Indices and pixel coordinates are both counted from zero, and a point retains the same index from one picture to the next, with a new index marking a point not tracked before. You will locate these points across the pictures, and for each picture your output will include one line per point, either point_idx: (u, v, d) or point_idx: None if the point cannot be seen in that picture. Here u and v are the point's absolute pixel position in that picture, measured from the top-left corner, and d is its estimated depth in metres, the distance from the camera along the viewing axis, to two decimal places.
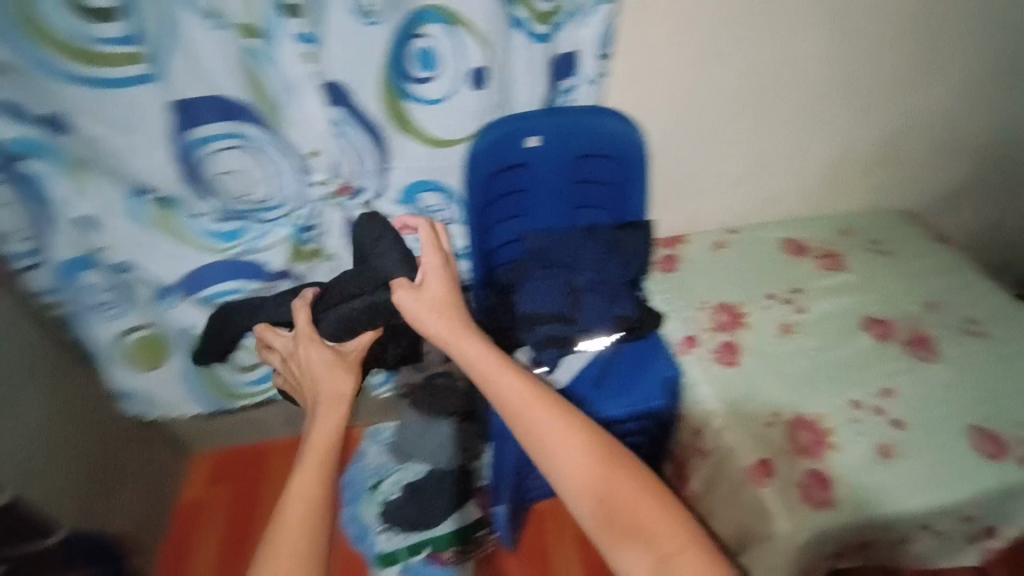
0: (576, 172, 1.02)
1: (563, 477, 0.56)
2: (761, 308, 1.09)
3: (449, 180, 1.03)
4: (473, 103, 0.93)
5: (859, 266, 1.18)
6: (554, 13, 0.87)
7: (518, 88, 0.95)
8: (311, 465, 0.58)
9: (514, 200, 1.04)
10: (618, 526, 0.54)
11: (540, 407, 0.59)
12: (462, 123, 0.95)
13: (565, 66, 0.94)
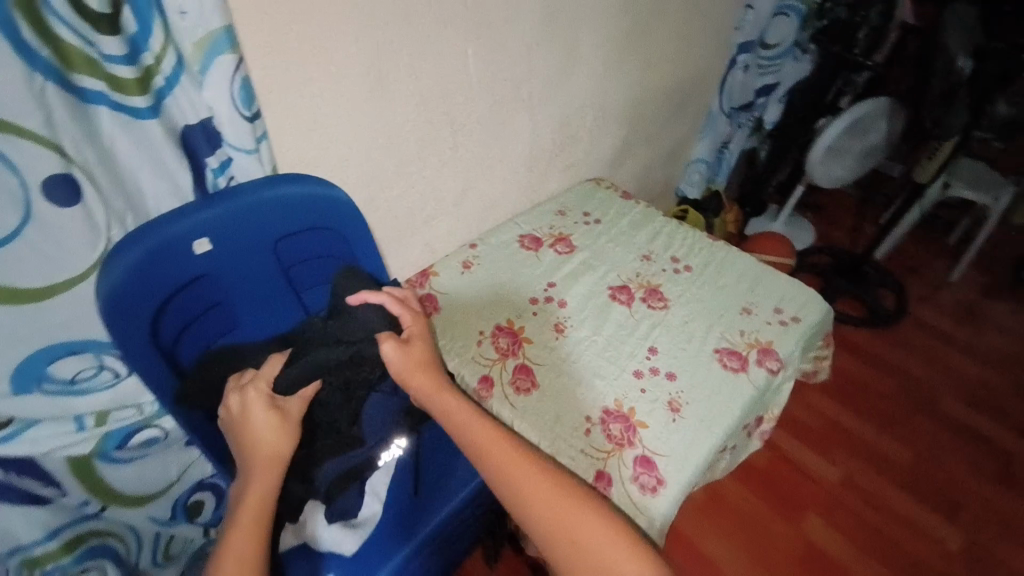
0: (283, 256, 0.81)
1: (524, 497, 0.59)
2: (529, 317, 1.08)
3: (81, 333, 0.70)
4: (85, 229, 0.64)
5: (584, 242, 1.27)
6: (154, 84, 0.63)
7: (136, 180, 0.67)
8: (256, 491, 0.59)
9: (213, 315, 0.77)
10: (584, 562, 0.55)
11: (495, 437, 0.63)
12: (72, 260, 0.64)
13: (204, 138, 0.70)
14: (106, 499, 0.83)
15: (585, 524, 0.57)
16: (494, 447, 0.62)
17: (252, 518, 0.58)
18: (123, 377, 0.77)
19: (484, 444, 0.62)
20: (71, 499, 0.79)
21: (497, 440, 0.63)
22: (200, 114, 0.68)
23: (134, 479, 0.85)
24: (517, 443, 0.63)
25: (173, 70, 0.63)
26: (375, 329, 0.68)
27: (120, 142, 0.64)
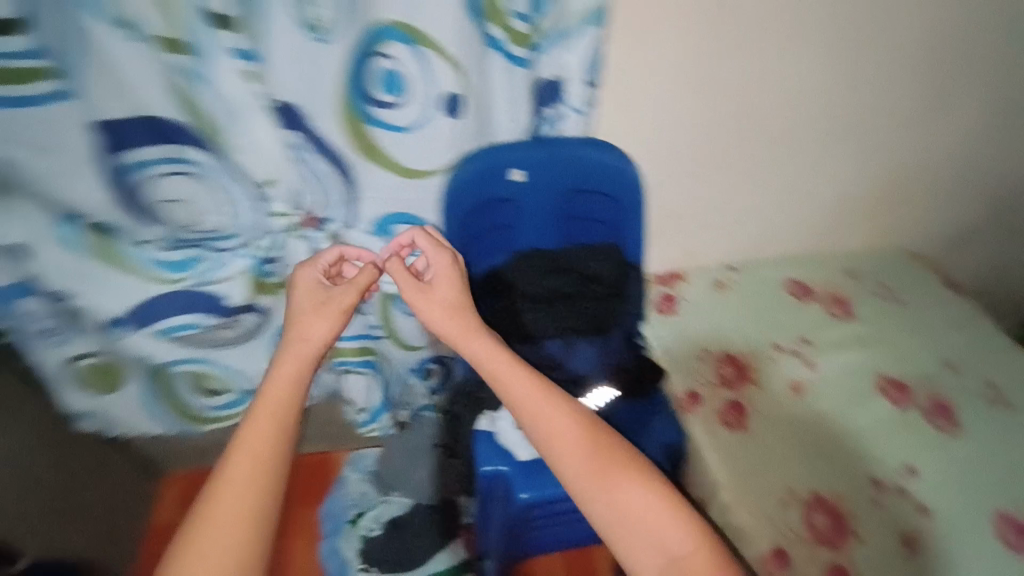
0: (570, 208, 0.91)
1: (588, 483, 0.56)
2: (766, 359, 0.98)
3: (417, 210, 0.91)
4: (449, 137, 0.84)
5: (865, 312, 1.07)
6: (533, 43, 0.78)
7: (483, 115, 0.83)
8: (263, 436, 0.53)
9: (495, 237, 0.92)
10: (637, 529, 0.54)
11: (525, 381, 0.62)
12: (428, 158, 0.85)
13: (547, 94, 0.84)
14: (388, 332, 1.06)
15: (633, 495, 0.55)
16: (525, 394, 0.61)
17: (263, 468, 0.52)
18: None
19: (517, 398, 0.61)
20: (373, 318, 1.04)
21: (533, 392, 0.61)
22: (550, 75, 0.83)
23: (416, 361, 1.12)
24: (548, 394, 0.62)
25: (550, 35, 0.78)
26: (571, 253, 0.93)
27: (496, 73, 0.80)
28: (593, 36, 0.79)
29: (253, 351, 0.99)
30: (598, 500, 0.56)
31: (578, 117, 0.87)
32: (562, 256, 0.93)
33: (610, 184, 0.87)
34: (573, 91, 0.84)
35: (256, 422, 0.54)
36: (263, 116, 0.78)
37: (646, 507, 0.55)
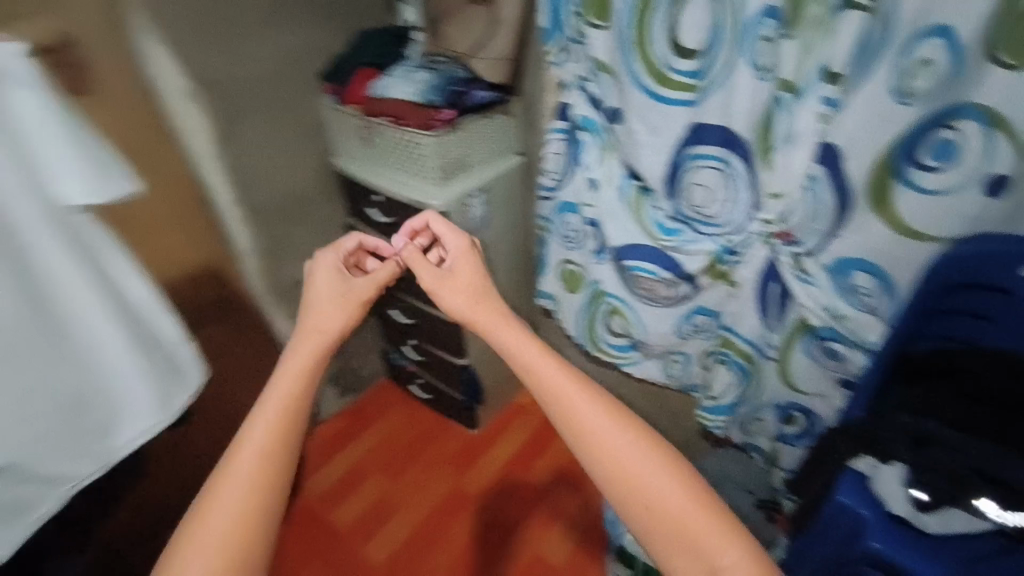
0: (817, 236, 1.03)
1: (572, 425, 0.61)
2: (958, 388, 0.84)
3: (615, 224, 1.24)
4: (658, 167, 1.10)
5: None
6: (704, 83, 0.97)
7: (670, 151, 1.07)
8: (261, 437, 0.57)
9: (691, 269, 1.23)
10: (664, 516, 0.55)
11: (303, 359, 0.64)
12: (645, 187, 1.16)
13: (824, 158, 0.88)
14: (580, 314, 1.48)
15: (589, 408, 0.60)
16: (275, 437, 0.58)
17: (256, 499, 0.54)
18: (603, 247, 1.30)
19: (239, 468, 0.55)
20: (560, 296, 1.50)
21: (279, 428, 0.58)
22: (724, 120, 0.98)
23: (640, 366, 1.46)
24: (282, 432, 0.58)
25: (722, 79, 0.95)
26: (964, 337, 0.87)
27: (718, 72, 0.95)
28: (863, 16, 0.77)
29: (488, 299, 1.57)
30: (587, 455, 0.59)
31: (822, 104, 0.85)
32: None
33: (910, 261, 0.89)
34: (806, 75, 0.85)
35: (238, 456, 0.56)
36: (529, 130, 1.31)
37: (636, 465, 0.57)
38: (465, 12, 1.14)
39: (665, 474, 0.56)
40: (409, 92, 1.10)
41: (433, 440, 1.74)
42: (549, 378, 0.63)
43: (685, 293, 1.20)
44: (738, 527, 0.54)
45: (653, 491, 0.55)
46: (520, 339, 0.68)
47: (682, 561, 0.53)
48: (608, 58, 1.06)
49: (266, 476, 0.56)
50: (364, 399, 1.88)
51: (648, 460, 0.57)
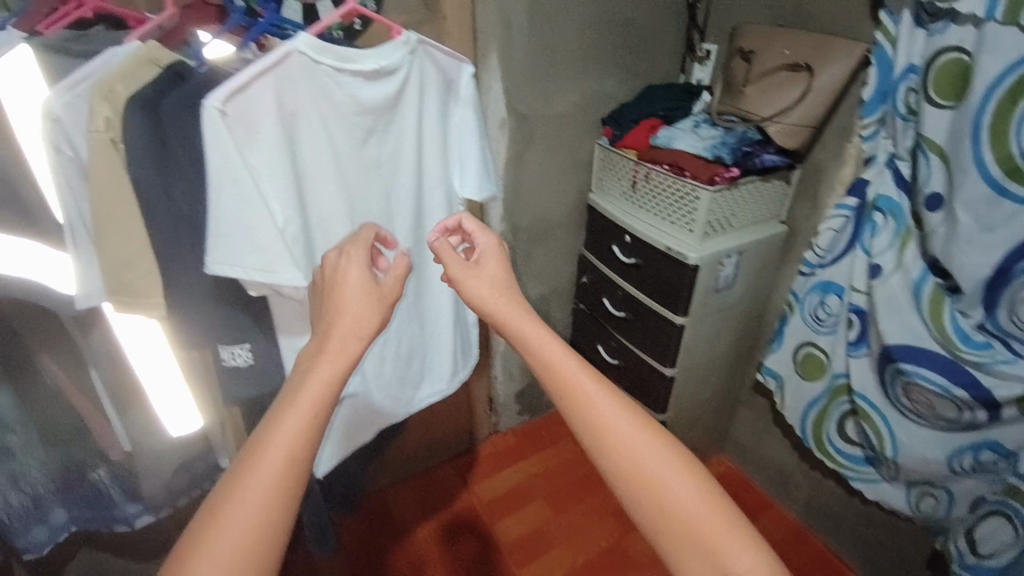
0: None
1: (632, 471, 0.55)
2: None
3: (883, 316, 1.10)
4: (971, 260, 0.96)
5: None
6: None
7: (1003, 255, 0.92)
8: (278, 457, 0.46)
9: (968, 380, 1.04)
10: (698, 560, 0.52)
11: (326, 374, 0.51)
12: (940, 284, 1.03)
13: None
14: (812, 406, 1.33)
15: (639, 440, 0.55)
16: (278, 474, 0.46)
17: (263, 524, 0.44)
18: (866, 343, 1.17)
19: (244, 500, 0.44)
20: (782, 379, 1.39)
21: (293, 462, 0.46)
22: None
23: (875, 485, 1.26)
24: (303, 442, 0.47)
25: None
26: None
27: None
28: None
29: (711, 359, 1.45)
30: (633, 493, 0.54)
31: None
32: None
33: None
34: None
35: (249, 474, 0.45)
36: (805, 200, 1.24)
37: (683, 508, 0.53)
38: (773, 77, 1.13)
39: (677, 472, 0.54)
40: (698, 146, 1.13)
41: (597, 489, 1.68)
42: (575, 383, 0.58)
43: (975, 420, 1.01)
44: (750, 530, 0.53)
45: (676, 494, 0.53)
46: (544, 339, 0.61)
47: (697, 565, 0.52)
48: (943, 141, 0.95)
49: (275, 503, 0.45)
50: (538, 423, 1.90)
51: (698, 506, 0.53)
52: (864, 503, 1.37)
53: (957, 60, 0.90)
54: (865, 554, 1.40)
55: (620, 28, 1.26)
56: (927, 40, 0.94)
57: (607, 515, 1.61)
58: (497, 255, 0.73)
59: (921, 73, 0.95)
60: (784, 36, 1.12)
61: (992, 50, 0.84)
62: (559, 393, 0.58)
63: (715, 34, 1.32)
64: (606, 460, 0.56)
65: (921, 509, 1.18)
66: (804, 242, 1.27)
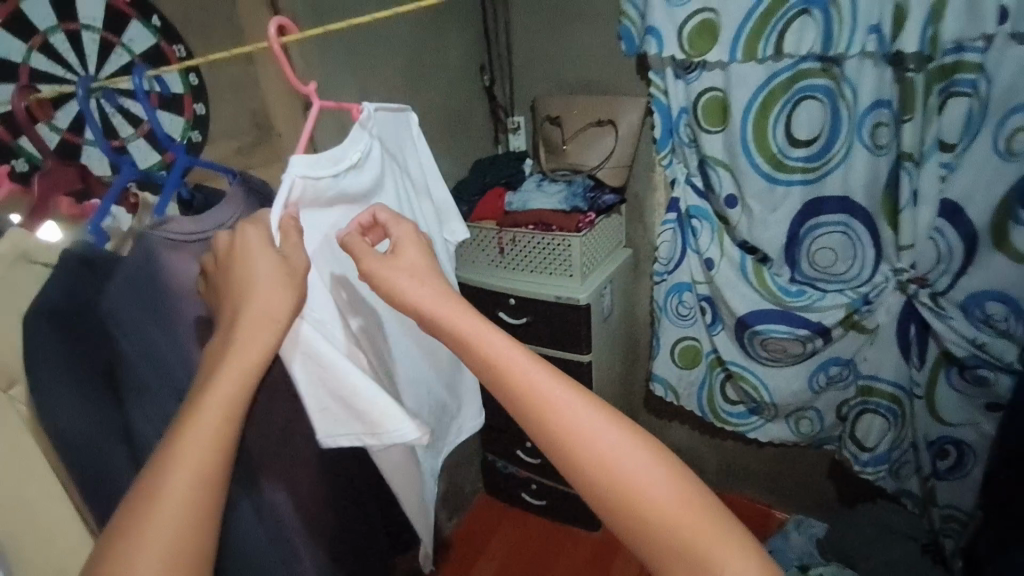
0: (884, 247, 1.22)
1: (573, 451, 0.45)
2: None
3: (731, 300, 1.34)
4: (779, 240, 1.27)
5: None
6: (822, 164, 1.17)
7: (792, 223, 1.24)
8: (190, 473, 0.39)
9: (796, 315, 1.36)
10: (665, 538, 0.43)
11: (218, 401, 0.42)
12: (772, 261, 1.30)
13: (945, 212, 1.09)
14: (702, 389, 1.51)
15: (577, 415, 0.45)
16: (194, 492, 0.39)
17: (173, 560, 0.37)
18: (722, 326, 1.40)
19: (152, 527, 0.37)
20: (667, 377, 1.54)
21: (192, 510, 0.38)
22: (843, 191, 1.18)
23: (765, 430, 1.49)
24: (207, 476, 0.40)
25: (838, 160, 1.16)
26: None
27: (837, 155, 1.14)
28: (967, 99, 1.00)
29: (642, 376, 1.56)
30: (584, 478, 0.44)
31: (939, 167, 1.07)
32: None
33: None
34: (925, 147, 1.05)
35: (155, 510, 0.38)
36: (635, 223, 1.47)
37: (638, 483, 0.43)
38: (585, 133, 1.34)
39: (646, 458, 0.44)
40: (553, 201, 1.25)
41: (556, 554, 1.60)
42: (496, 355, 0.47)
43: (816, 348, 1.29)
44: (736, 525, 0.44)
45: (643, 486, 0.43)
46: (482, 331, 0.49)
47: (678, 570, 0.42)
48: (722, 156, 1.25)
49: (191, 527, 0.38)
50: (467, 519, 1.74)
51: (655, 480, 0.44)
52: (760, 446, 1.62)
53: (713, 96, 1.21)
54: (775, 486, 1.66)
55: (436, 114, 1.32)
56: (687, 87, 1.23)
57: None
58: (418, 258, 0.54)
59: (691, 111, 1.25)
60: (578, 102, 1.36)
61: (740, 83, 1.15)
62: (497, 383, 0.47)
63: (517, 108, 1.51)
64: (562, 460, 0.45)
65: (803, 431, 1.44)
66: (646, 258, 1.50)
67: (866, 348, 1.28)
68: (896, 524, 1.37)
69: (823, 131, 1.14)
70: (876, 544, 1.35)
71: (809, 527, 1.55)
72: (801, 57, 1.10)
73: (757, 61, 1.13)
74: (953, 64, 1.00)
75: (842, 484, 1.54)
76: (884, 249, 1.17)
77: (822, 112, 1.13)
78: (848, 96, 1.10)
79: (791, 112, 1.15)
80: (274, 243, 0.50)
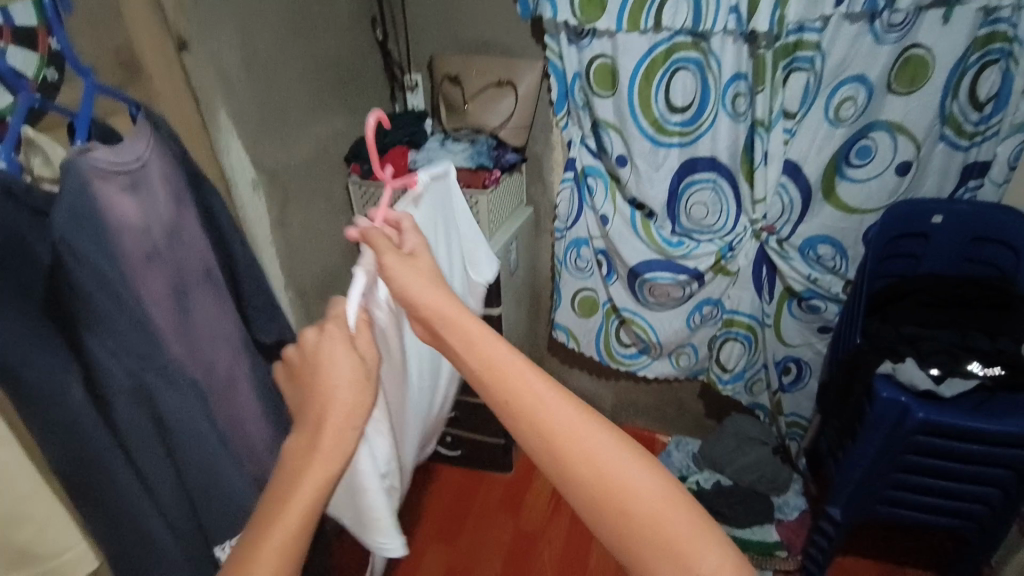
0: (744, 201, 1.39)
1: (576, 460, 0.53)
2: (893, 303, 1.31)
3: (623, 250, 1.48)
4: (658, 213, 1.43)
5: None
6: (695, 129, 1.31)
7: (672, 181, 1.39)
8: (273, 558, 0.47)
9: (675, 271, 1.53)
10: (645, 536, 0.51)
11: (304, 503, 0.49)
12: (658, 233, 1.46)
13: (788, 170, 1.29)
14: (598, 333, 1.66)
15: (585, 430, 0.53)
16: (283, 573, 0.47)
17: None
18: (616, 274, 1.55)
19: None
20: (569, 325, 1.68)
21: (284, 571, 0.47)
22: (711, 153, 1.33)
23: (652, 367, 1.68)
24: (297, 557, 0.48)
25: (707, 125, 1.30)
26: (892, 275, 1.36)
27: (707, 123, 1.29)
28: (805, 74, 1.18)
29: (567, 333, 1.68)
30: (581, 483, 0.52)
31: (784, 133, 1.25)
32: (943, 282, 1.31)
33: (856, 231, 1.33)
34: (774, 114, 1.22)
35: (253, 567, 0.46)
36: (536, 182, 1.54)
37: (631, 485, 0.52)
38: (485, 93, 1.35)
39: (637, 466, 0.52)
40: (459, 159, 1.27)
41: (473, 496, 1.69)
42: (512, 372, 0.55)
43: (692, 291, 1.49)
44: (709, 523, 0.52)
45: (632, 485, 0.52)
46: (499, 350, 0.57)
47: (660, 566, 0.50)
48: (612, 118, 1.35)
49: None
50: None
51: (646, 483, 0.52)
52: (647, 382, 1.84)
53: (603, 62, 1.28)
54: (659, 414, 1.90)
55: (331, 67, 1.24)
56: (579, 52, 1.29)
57: (494, 513, 1.65)
58: (432, 267, 0.65)
59: (584, 76, 1.31)
60: (477, 62, 1.35)
61: (626, 51, 1.24)
62: (505, 397, 0.55)
63: (414, 66, 1.47)
64: (565, 468, 0.53)
65: (682, 364, 1.65)
66: (546, 215, 1.59)
67: (730, 288, 1.48)
68: (751, 432, 1.63)
69: (695, 100, 1.27)
70: (735, 453, 1.61)
71: (687, 445, 1.81)
72: (676, 31, 1.20)
73: (640, 32, 1.22)
74: (795, 43, 1.16)
75: (711, 405, 1.81)
76: (743, 203, 1.35)
77: (694, 82, 1.26)
78: (714, 68, 1.23)
79: (669, 81, 1.26)
80: (352, 337, 0.57)
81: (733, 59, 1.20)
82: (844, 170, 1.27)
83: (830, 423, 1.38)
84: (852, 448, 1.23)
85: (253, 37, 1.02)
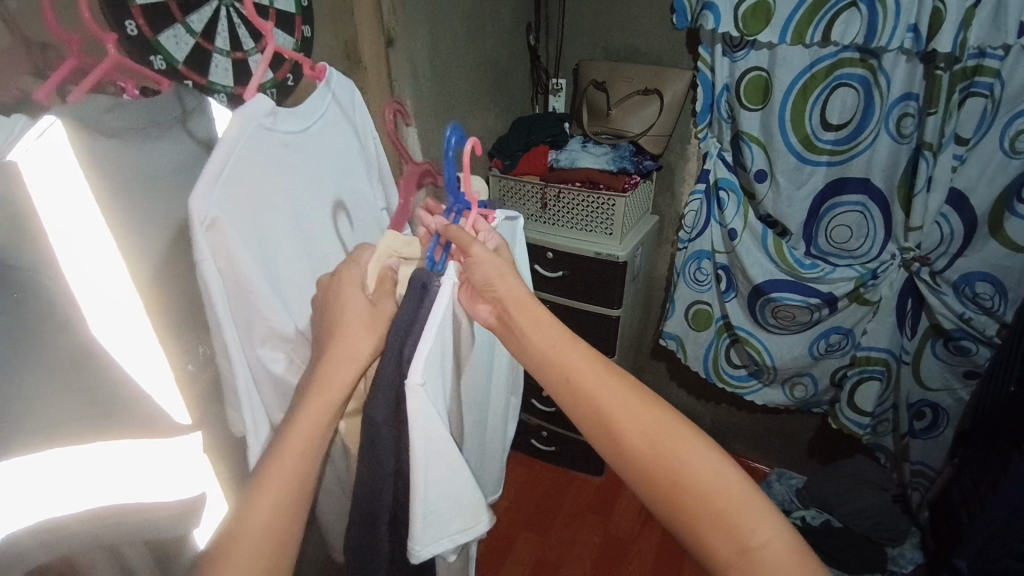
0: (891, 226, 1.30)
1: (639, 444, 0.52)
2: None
3: (748, 269, 1.44)
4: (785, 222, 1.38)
5: None
6: (850, 148, 1.27)
7: (815, 200, 1.35)
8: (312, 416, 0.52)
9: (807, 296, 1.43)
10: (708, 512, 0.49)
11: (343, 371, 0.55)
12: (789, 252, 1.40)
13: (952, 200, 1.22)
14: (711, 353, 1.63)
15: (628, 410, 0.53)
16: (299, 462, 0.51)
17: (289, 499, 0.50)
18: (739, 295, 1.51)
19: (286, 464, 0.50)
20: (680, 340, 1.67)
21: (282, 522, 0.49)
22: (865, 173, 1.28)
23: (762, 392, 1.62)
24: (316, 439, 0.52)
25: (864, 144, 1.25)
26: None
27: (862, 144, 1.25)
28: (984, 100, 1.11)
29: (683, 347, 1.67)
30: (647, 459, 0.51)
31: (952, 158, 1.17)
32: None
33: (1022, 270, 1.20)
34: (945, 139, 1.15)
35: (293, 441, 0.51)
36: (665, 191, 1.58)
37: (692, 461, 0.51)
38: (631, 100, 1.38)
39: (702, 449, 0.51)
40: (601, 161, 1.31)
41: (564, 494, 1.72)
42: (569, 353, 0.55)
43: (821, 317, 1.41)
44: (770, 507, 0.51)
45: (693, 465, 0.51)
46: (574, 347, 0.56)
47: (710, 534, 0.49)
48: (758, 132, 1.33)
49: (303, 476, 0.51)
50: None
51: (715, 464, 0.51)
52: (752, 408, 1.78)
53: (757, 75, 1.28)
54: (760, 442, 1.83)
55: (490, 68, 1.34)
56: (732, 65, 1.29)
57: (586, 514, 1.65)
58: None
59: (733, 88, 1.31)
60: (624, 70, 1.40)
61: (785, 65, 1.23)
62: (556, 370, 0.55)
63: (560, 71, 1.55)
64: (631, 460, 0.52)
65: (796, 394, 1.58)
66: (671, 225, 1.62)
67: (867, 319, 1.40)
68: (870, 475, 1.53)
69: (854, 119, 1.24)
70: (850, 492, 1.51)
71: (790, 478, 1.73)
72: (844, 46, 1.18)
73: (804, 46, 1.20)
74: (974, 67, 1.10)
75: (824, 442, 1.71)
76: (894, 230, 1.29)
77: (856, 100, 1.22)
78: (882, 87, 1.19)
79: (828, 97, 1.24)
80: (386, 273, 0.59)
81: (899, 78, 1.16)
82: (1014, 206, 1.17)
83: (969, 470, 1.27)
84: (990, 495, 1.15)
85: (437, 36, 1.13)
